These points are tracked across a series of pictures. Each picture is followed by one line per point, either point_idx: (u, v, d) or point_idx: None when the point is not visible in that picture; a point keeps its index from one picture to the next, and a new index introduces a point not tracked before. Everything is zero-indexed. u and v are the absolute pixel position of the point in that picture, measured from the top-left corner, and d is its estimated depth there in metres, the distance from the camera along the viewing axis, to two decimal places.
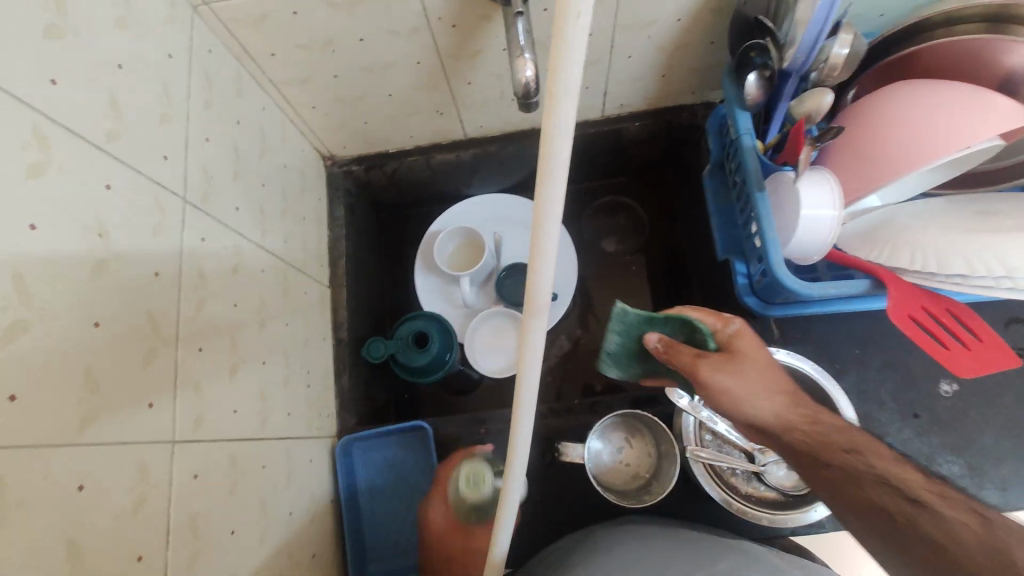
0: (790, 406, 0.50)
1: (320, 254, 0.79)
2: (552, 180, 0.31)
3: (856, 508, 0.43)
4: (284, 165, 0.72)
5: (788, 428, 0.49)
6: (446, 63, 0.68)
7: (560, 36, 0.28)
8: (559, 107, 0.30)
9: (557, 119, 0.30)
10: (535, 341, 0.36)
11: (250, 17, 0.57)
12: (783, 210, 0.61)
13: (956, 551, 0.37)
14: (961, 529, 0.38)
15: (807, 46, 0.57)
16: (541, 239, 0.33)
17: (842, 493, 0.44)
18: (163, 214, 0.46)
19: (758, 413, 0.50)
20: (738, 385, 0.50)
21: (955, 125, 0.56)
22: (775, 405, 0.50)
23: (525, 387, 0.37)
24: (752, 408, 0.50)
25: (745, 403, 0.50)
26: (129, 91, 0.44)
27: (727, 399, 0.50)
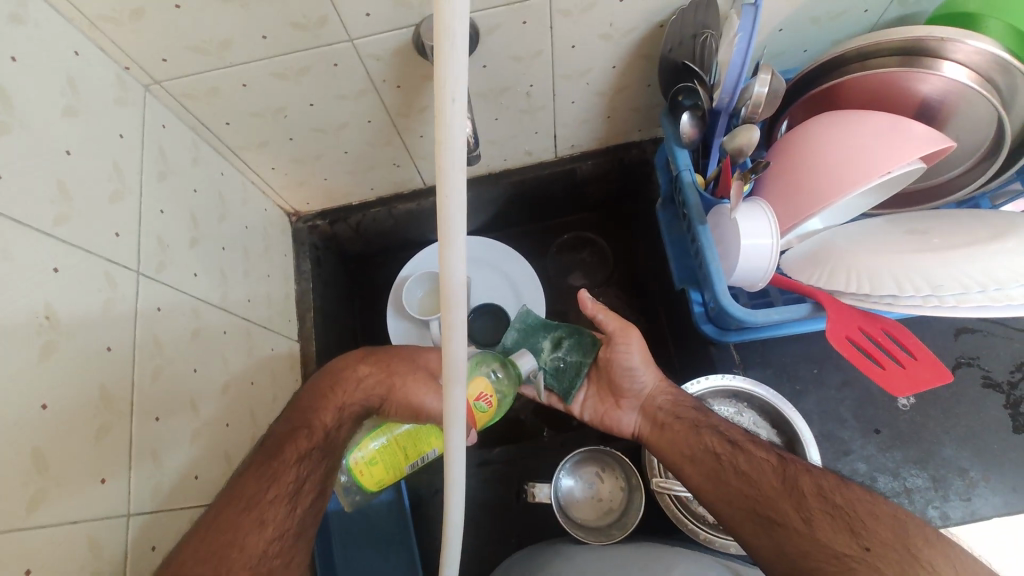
0: (661, 383, 0.65)
1: (287, 308, 0.80)
2: (451, 242, 0.32)
3: (699, 460, 0.57)
4: (245, 227, 0.74)
5: (658, 404, 0.64)
6: (397, 120, 0.71)
7: (441, 108, 0.29)
8: (449, 174, 0.30)
9: (448, 187, 0.30)
10: (456, 394, 0.36)
11: (200, 92, 0.60)
12: (724, 241, 0.64)
13: (765, 488, 0.53)
14: (763, 462, 0.55)
15: (731, 86, 0.60)
16: (448, 297, 0.33)
17: (690, 451, 0.59)
18: (115, 288, 0.47)
19: (641, 389, 0.65)
20: (643, 358, 0.65)
21: (875, 150, 0.59)
22: (653, 378, 0.65)
23: (452, 441, 0.37)
24: (642, 381, 0.65)
25: (637, 370, 0.65)
26: (77, 173, 0.46)
27: (629, 369, 0.65)
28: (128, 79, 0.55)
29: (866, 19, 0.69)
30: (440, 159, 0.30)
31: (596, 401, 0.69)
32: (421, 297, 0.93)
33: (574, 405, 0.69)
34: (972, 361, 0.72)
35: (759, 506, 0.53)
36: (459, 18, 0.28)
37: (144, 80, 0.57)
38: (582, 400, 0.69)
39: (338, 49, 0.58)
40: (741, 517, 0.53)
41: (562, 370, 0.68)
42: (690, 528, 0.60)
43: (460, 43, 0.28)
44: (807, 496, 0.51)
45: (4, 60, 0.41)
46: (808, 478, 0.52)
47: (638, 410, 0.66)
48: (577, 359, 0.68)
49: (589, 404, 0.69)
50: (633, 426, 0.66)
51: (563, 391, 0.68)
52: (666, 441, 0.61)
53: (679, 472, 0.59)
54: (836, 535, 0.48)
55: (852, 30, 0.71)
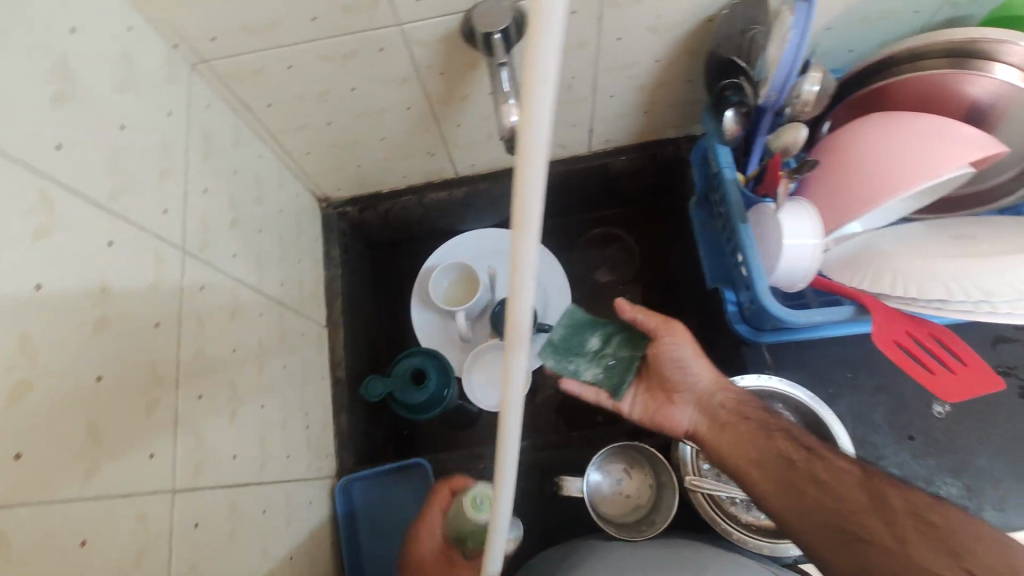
0: (719, 383, 0.63)
1: (316, 294, 0.80)
2: (526, 232, 0.31)
3: (768, 463, 0.55)
4: (280, 211, 0.73)
5: (718, 402, 0.62)
6: (436, 108, 0.71)
7: (529, 92, 0.28)
8: (531, 155, 0.29)
9: (527, 175, 0.30)
10: (516, 366, 0.36)
11: (245, 72, 0.60)
12: (766, 242, 0.64)
13: (847, 499, 0.51)
14: (844, 471, 0.52)
15: (779, 84, 0.60)
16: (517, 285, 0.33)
17: (758, 454, 0.56)
18: (163, 265, 0.47)
19: (696, 384, 0.64)
20: (694, 351, 0.65)
21: (928, 153, 0.58)
22: (710, 376, 0.64)
23: (509, 431, 0.38)
24: (696, 376, 0.64)
25: (693, 367, 0.64)
26: (130, 148, 0.46)
27: (679, 362, 0.64)
28: (176, 57, 0.55)
29: (915, 21, 0.69)
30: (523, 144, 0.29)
31: (646, 400, 0.68)
32: (447, 287, 0.93)
33: (624, 402, 0.69)
34: (1010, 370, 0.71)
35: (840, 520, 0.50)
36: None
37: (191, 59, 0.57)
38: (631, 397, 0.69)
39: (386, 33, 0.58)
40: (813, 526, 0.51)
41: (611, 365, 0.67)
42: (722, 527, 0.61)
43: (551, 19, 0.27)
44: (898, 513, 0.48)
45: (65, 31, 0.41)
46: (897, 493, 0.50)
47: (693, 406, 0.64)
48: (628, 355, 0.67)
49: (639, 402, 0.69)
50: (687, 422, 0.64)
51: (613, 387, 0.67)
52: (727, 441, 0.59)
53: (746, 477, 0.56)
54: (933, 556, 0.45)
55: (901, 32, 0.71)
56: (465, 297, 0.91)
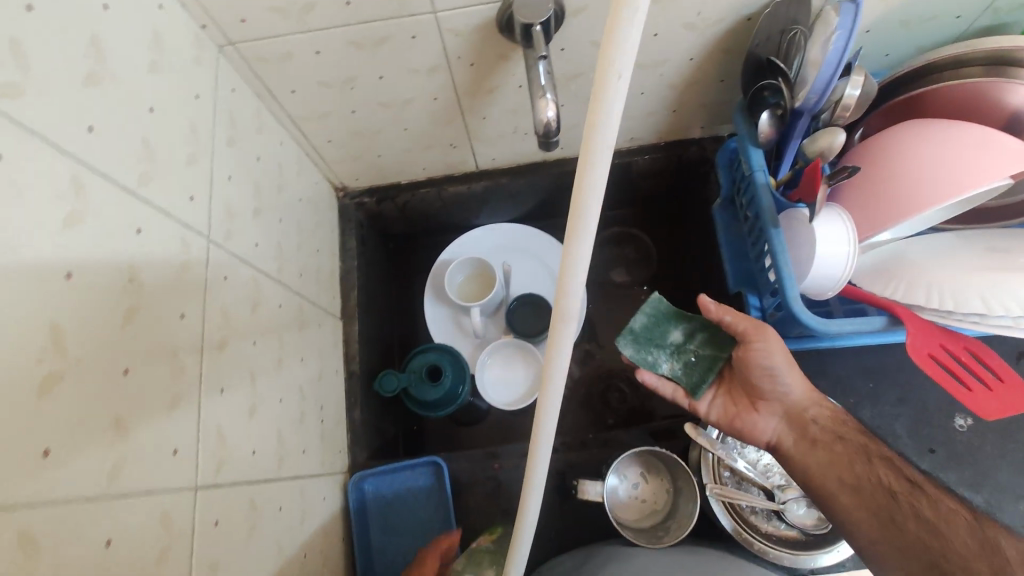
0: (817, 397, 0.60)
1: (332, 286, 0.79)
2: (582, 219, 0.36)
3: (865, 490, 0.53)
4: (300, 199, 0.72)
5: (811, 417, 0.59)
6: (462, 99, 0.69)
7: (601, 97, 0.33)
8: (597, 155, 0.34)
9: (591, 173, 0.35)
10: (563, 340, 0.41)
11: (273, 57, 0.58)
12: (798, 249, 0.63)
13: (951, 540, 0.46)
14: (952, 512, 0.48)
15: (821, 86, 0.59)
16: (569, 270, 0.38)
17: (853, 478, 0.54)
18: (189, 253, 0.46)
19: (787, 394, 0.59)
20: (784, 359, 0.58)
21: (969, 162, 0.57)
22: (806, 389, 0.59)
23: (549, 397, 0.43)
24: (788, 386, 0.59)
25: (787, 377, 0.59)
26: (159, 133, 0.44)
27: (768, 369, 0.58)
28: (205, 40, 0.53)
29: (955, 27, 0.68)
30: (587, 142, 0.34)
31: (726, 402, 0.64)
32: (463, 282, 0.91)
33: (702, 403, 0.64)
34: None
35: (940, 561, 0.46)
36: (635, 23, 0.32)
37: (219, 41, 0.55)
38: (709, 399, 0.65)
39: (419, 21, 0.56)
40: (907, 562, 0.48)
41: (693, 363, 0.65)
42: (744, 538, 0.60)
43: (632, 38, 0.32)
44: (1011, 562, 0.43)
45: (97, 9, 0.39)
46: (1013, 544, 0.44)
47: (779, 415, 0.60)
48: (711, 353, 0.64)
49: (718, 406, 0.64)
50: (771, 432, 0.61)
51: (691, 385, 0.64)
52: (817, 458, 0.57)
53: (835, 498, 0.54)
54: None
55: (938, 38, 0.70)
56: (483, 293, 0.91)
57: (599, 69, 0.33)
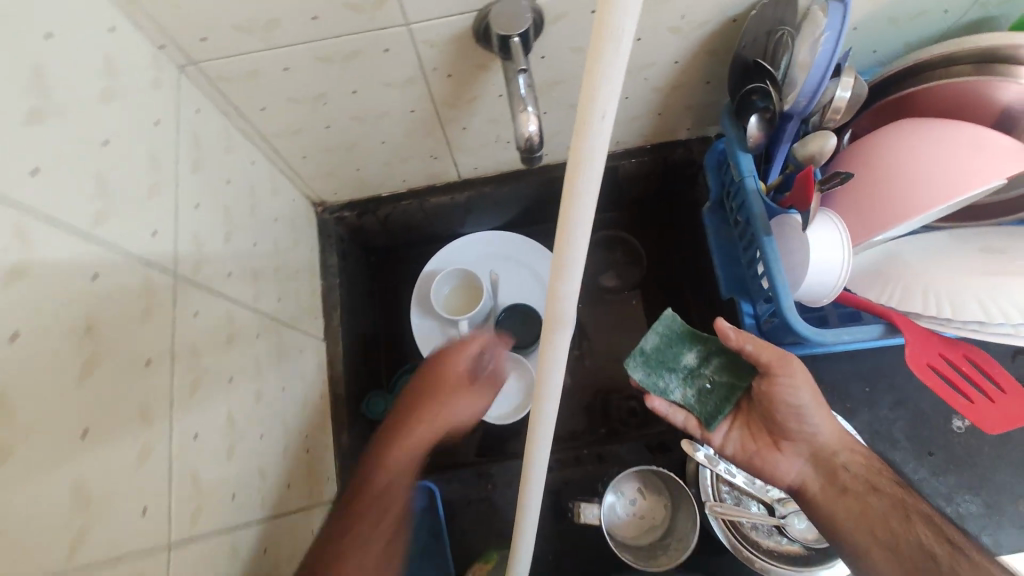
0: (847, 442, 0.58)
1: (314, 307, 0.76)
2: (569, 252, 0.37)
3: (902, 547, 0.51)
4: (275, 219, 0.69)
5: (840, 462, 0.57)
6: (441, 110, 0.67)
7: (584, 135, 0.32)
8: (580, 193, 0.34)
9: (575, 210, 0.35)
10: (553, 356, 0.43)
11: (239, 74, 0.55)
12: (791, 257, 0.62)
13: None
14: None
15: (810, 90, 0.58)
16: (558, 296, 0.39)
17: (888, 532, 0.53)
18: (154, 292, 0.43)
19: (815, 435, 0.58)
20: (812, 396, 0.56)
21: (965, 165, 0.56)
22: (835, 431, 0.58)
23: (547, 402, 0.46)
24: (816, 426, 0.57)
25: (817, 417, 0.57)
26: (115, 166, 0.41)
27: (795, 406, 0.56)
28: (164, 60, 0.50)
29: (943, 21, 0.67)
30: (572, 167, 0.33)
31: (744, 436, 0.62)
32: (450, 294, 0.90)
33: (717, 434, 0.62)
34: None
35: None
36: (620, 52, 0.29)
37: (180, 61, 0.52)
38: (724, 432, 0.62)
39: (391, 33, 0.53)
40: None
41: (708, 389, 0.62)
42: (745, 555, 0.59)
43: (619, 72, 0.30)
44: None
45: (37, 37, 0.36)
46: None
47: (805, 457, 0.59)
48: (728, 381, 0.61)
49: (734, 439, 0.62)
50: (794, 474, 0.59)
51: (705, 414, 0.61)
52: (848, 508, 0.55)
53: (867, 552, 0.53)
54: None
55: (924, 35, 0.68)
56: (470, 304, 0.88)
57: (582, 95, 0.31)
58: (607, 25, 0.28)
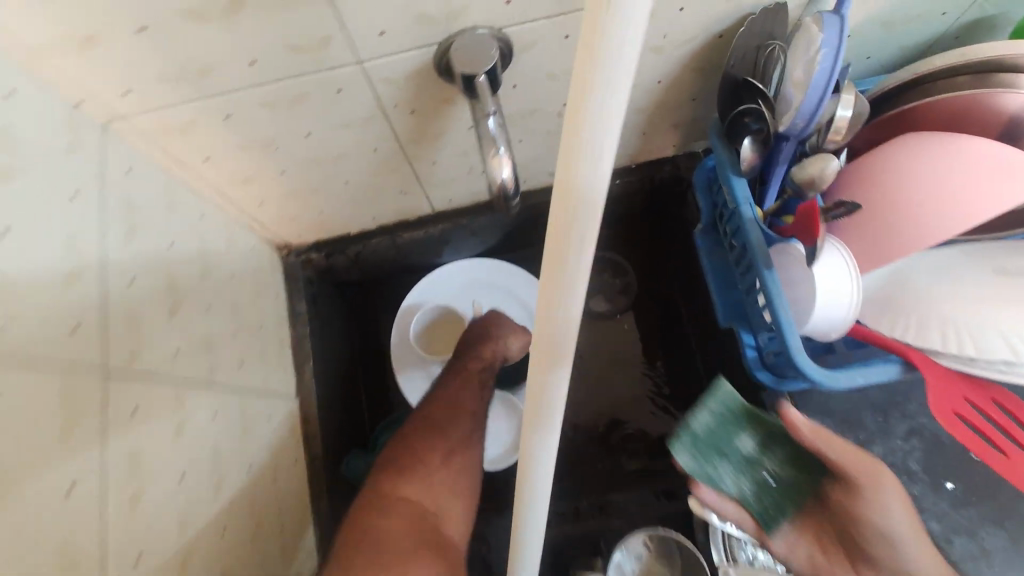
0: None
1: (283, 362, 0.71)
2: (563, 312, 0.34)
3: None
4: (233, 275, 0.63)
5: None
6: (407, 147, 0.61)
7: (572, 196, 0.30)
8: (573, 255, 0.32)
9: (568, 269, 0.33)
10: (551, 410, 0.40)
11: (174, 126, 0.49)
12: (795, 291, 0.57)
13: None
14: None
15: (809, 110, 0.52)
16: (551, 355, 0.37)
17: None
18: (77, 404, 0.38)
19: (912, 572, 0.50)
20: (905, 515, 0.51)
21: (983, 187, 0.51)
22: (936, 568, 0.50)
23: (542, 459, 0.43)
24: (912, 558, 0.50)
25: (914, 548, 0.50)
26: (16, 259, 0.35)
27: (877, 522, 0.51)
28: (82, 116, 0.44)
29: (940, 24, 0.62)
30: (568, 199, 0.30)
31: (811, 544, 0.57)
32: (424, 331, 0.84)
33: (775, 533, 0.57)
34: None
35: None
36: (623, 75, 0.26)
37: (103, 116, 0.46)
38: (785, 532, 0.57)
39: (343, 73, 0.47)
40: None
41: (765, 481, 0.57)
42: None
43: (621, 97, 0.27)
44: None
45: None
46: None
47: None
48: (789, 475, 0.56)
49: (797, 543, 0.57)
50: None
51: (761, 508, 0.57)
52: None
53: None
54: None
55: (921, 37, 0.64)
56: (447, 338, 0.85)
57: (571, 111, 0.28)
58: (603, 40, 0.25)
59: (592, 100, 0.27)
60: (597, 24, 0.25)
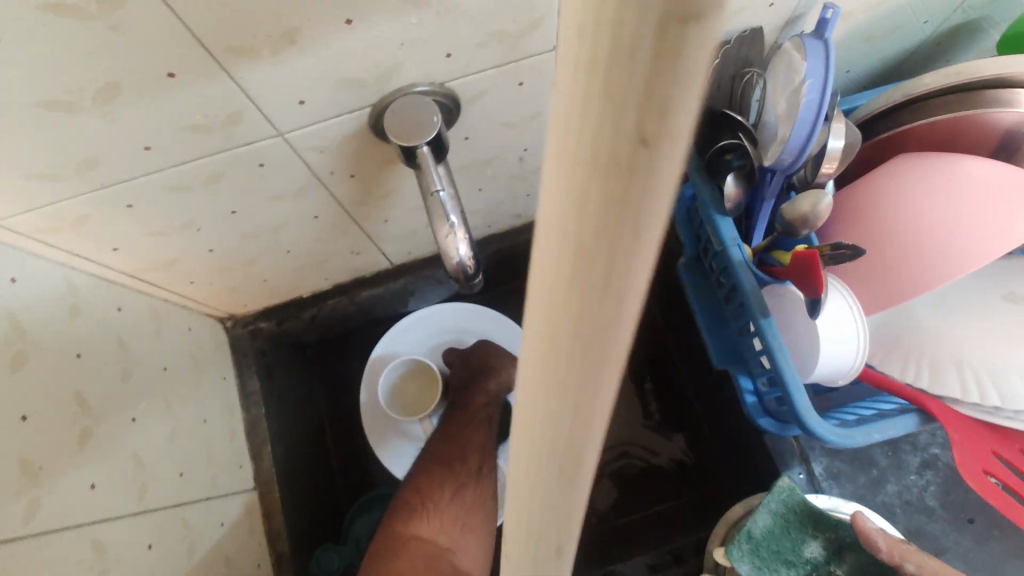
0: None
1: (233, 454, 0.65)
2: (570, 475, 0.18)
3: None
4: (165, 368, 0.56)
5: None
6: (352, 210, 0.54)
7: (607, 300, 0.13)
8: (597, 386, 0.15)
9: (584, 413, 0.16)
10: None
11: (63, 224, 0.41)
12: (797, 339, 0.51)
13: None
14: None
15: (796, 146, 0.46)
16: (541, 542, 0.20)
17: None
18: None
19: None
20: None
21: (993, 226, 0.46)
22: None
23: None
24: None
25: None
26: None
27: None
28: None
29: (925, 30, 0.57)
30: (593, 287, 0.13)
31: None
32: (395, 379, 0.77)
33: None
34: None
35: None
36: (689, 146, 0.11)
37: None
38: None
39: (261, 146, 0.40)
40: None
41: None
42: None
43: (680, 199, 0.12)
44: None
45: None
46: None
47: None
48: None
49: None
50: None
51: None
52: None
53: None
54: None
55: (903, 45, 0.59)
56: (419, 391, 0.77)
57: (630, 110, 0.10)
58: (625, 89, 0.10)
59: (604, 204, 0.11)
60: (605, 46, 0.10)
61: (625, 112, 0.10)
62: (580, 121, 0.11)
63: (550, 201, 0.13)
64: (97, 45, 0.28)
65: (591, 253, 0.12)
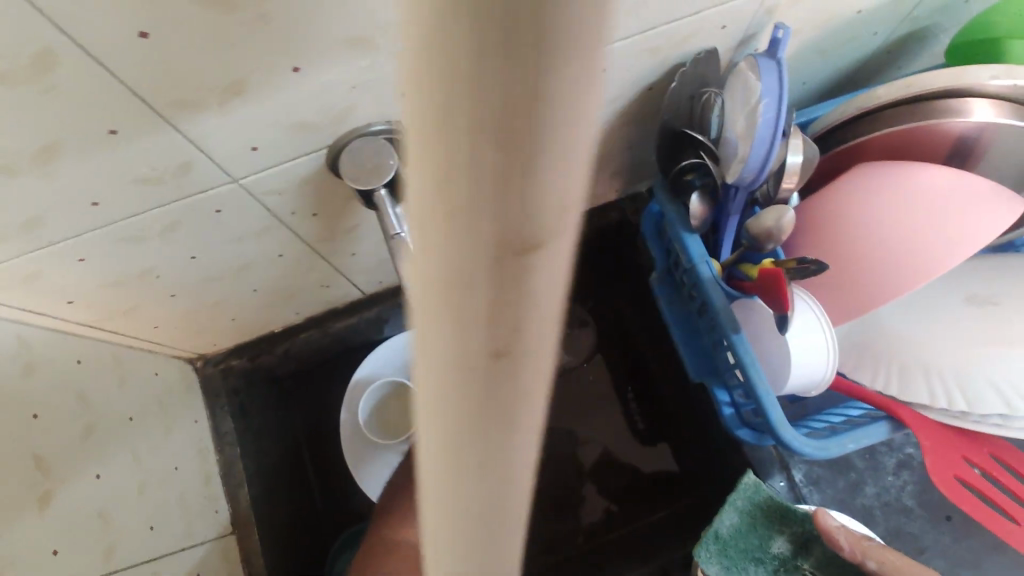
0: None
1: (207, 498, 0.63)
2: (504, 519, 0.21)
3: None
4: (130, 418, 0.54)
5: None
6: (317, 246, 0.53)
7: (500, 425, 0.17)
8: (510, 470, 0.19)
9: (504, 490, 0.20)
10: None
11: (11, 281, 0.40)
12: (768, 353, 0.51)
13: None
14: None
15: (755, 165, 0.47)
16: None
17: None
18: None
19: None
20: None
21: (954, 233, 0.48)
22: None
23: None
24: None
25: None
26: None
27: None
28: None
29: (875, 41, 0.58)
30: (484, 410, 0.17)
31: None
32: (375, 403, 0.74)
33: None
34: None
35: None
36: (541, 294, 0.15)
37: None
38: None
39: (217, 193, 0.39)
40: None
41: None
42: None
43: (536, 356, 0.16)
44: None
45: None
46: None
47: None
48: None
49: None
50: None
51: None
52: None
53: None
54: None
55: (855, 56, 0.60)
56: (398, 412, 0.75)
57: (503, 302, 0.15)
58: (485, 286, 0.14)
59: (485, 294, 0.14)
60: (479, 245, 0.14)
61: (486, 232, 0.13)
62: (451, 288, 0.15)
63: (434, 352, 0.16)
64: (30, 111, 0.28)
65: (471, 361, 0.16)
